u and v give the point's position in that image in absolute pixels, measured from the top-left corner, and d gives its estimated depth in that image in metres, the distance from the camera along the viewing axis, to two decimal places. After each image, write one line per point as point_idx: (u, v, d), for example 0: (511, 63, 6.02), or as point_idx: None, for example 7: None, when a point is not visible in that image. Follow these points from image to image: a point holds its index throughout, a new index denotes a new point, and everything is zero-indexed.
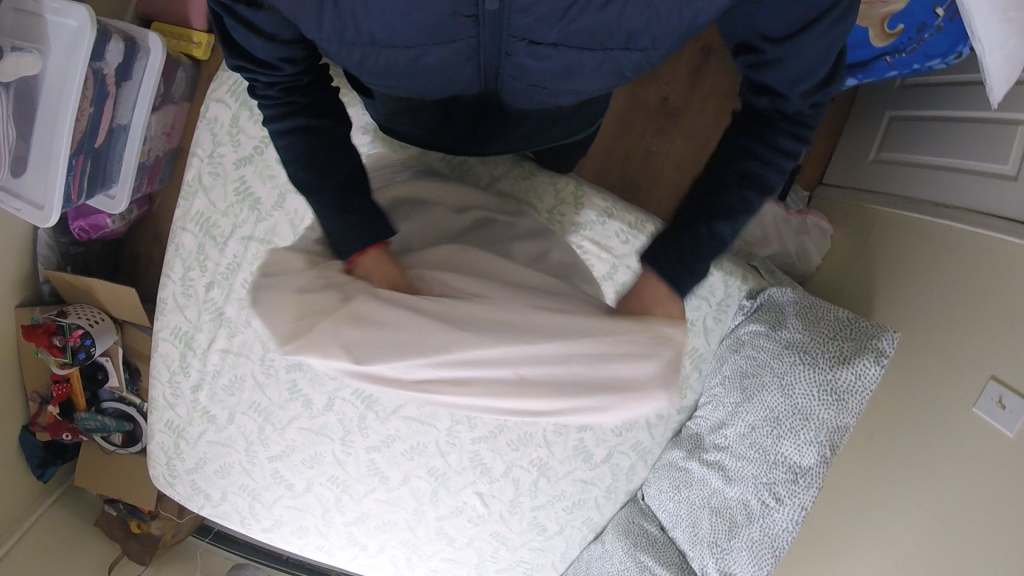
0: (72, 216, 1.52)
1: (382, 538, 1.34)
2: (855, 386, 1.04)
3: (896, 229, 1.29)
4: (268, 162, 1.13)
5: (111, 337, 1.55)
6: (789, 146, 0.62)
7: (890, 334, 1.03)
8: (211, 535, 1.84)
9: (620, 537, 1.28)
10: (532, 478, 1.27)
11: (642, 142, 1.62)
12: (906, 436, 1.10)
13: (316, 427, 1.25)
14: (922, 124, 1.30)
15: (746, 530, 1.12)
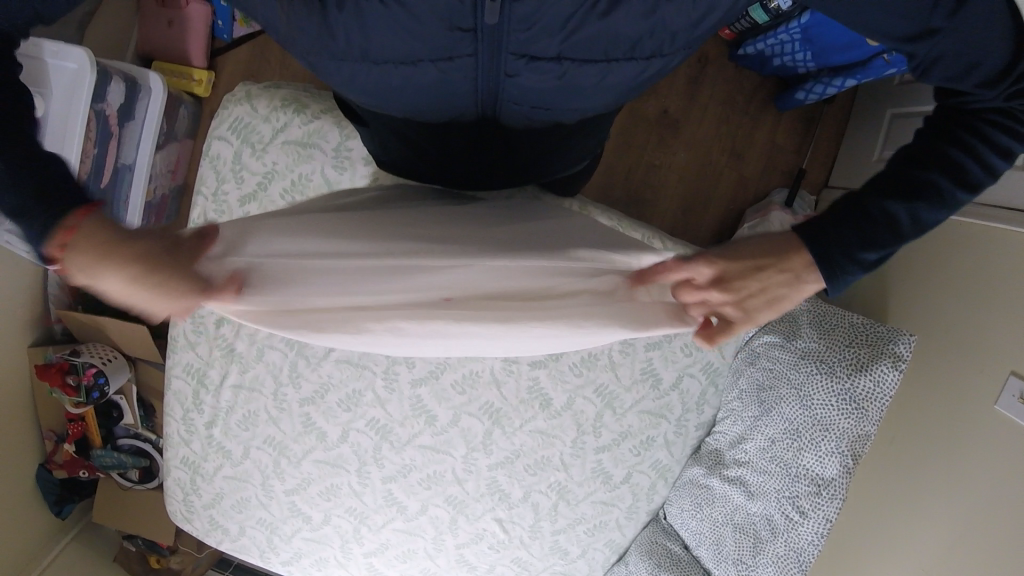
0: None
1: (403, 568, 1.33)
2: (874, 393, 1.02)
3: None
4: (272, 197, 1.12)
5: (124, 375, 1.55)
6: (994, 140, 0.54)
7: (906, 338, 1.01)
8: (232, 568, 1.83)
9: (644, 557, 1.26)
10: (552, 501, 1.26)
11: (645, 153, 1.61)
12: (932, 441, 1.08)
13: (331, 459, 1.24)
14: (915, 122, 1.29)
15: (771, 545, 1.10)
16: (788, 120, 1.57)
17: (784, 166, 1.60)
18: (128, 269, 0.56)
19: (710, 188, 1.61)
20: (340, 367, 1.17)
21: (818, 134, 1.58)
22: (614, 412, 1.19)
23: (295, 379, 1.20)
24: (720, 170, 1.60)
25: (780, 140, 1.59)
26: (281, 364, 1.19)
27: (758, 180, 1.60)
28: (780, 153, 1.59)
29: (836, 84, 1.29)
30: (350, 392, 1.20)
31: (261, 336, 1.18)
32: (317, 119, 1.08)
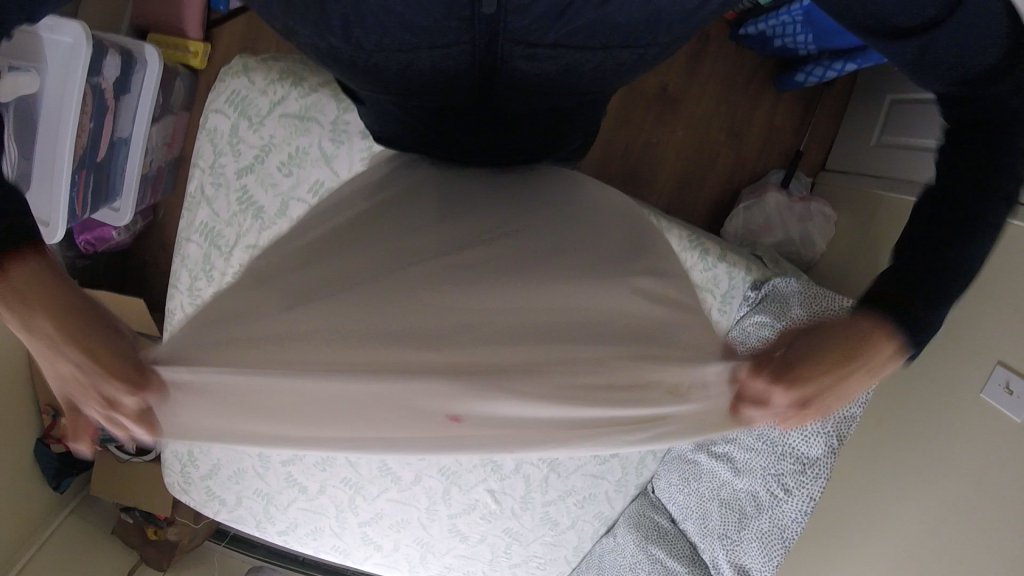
0: (76, 230, 1.48)
1: (396, 538, 1.38)
2: None
3: (893, 213, 1.32)
4: (269, 170, 1.12)
5: None
6: (1005, 162, 0.50)
7: None
8: (228, 538, 1.85)
9: (632, 530, 1.30)
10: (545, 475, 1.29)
11: (643, 134, 1.61)
12: (913, 427, 1.10)
13: None
14: (914, 107, 1.31)
15: (756, 521, 1.12)
16: (785, 104, 1.58)
17: (780, 149, 1.62)
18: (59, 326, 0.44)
19: (705, 171, 1.62)
20: None
21: (815, 118, 1.60)
22: None
23: None
24: (716, 152, 1.61)
25: (778, 123, 1.60)
26: None
27: (754, 163, 1.62)
28: (776, 136, 1.61)
29: (836, 67, 1.32)
30: None
31: None
32: (315, 92, 1.09)
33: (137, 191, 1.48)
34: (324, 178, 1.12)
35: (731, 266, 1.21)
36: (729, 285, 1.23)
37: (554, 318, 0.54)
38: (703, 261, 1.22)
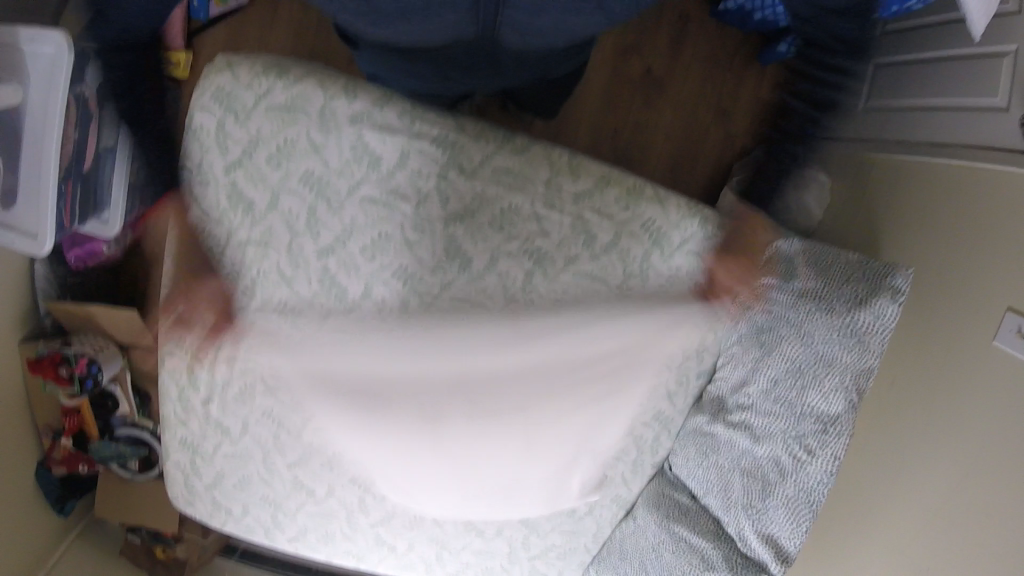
0: (65, 246, 1.46)
1: (410, 536, 1.34)
2: (875, 326, 1.02)
3: (890, 172, 1.31)
4: (258, 164, 1.08)
5: (119, 363, 1.49)
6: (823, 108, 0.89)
7: (904, 271, 1.00)
8: (238, 554, 1.71)
9: (651, 510, 1.26)
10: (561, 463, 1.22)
11: (634, 112, 1.58)
12: (922, 387, 1.10)
13: (331, 431, 1.23)
14: (905, 68, 1.35)
15: (781, 487, 1.10)
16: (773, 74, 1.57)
17: (771, 119, 1.60)
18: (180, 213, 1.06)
19: (698, 145, 1.59)
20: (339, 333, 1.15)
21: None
22: None
23: (291, 349, 1.17)
24: (708, 127, 1.59)
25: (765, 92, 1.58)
26: (277, 335, 1.16)
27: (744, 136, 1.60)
28: (766, 107, 1.59)
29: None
30: None
31: (254, 308, 1.14)
32: (300, 82, 1.05)
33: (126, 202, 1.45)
34: (315, 168, 1.07)
35: (731, 234, 1.17)
36: None
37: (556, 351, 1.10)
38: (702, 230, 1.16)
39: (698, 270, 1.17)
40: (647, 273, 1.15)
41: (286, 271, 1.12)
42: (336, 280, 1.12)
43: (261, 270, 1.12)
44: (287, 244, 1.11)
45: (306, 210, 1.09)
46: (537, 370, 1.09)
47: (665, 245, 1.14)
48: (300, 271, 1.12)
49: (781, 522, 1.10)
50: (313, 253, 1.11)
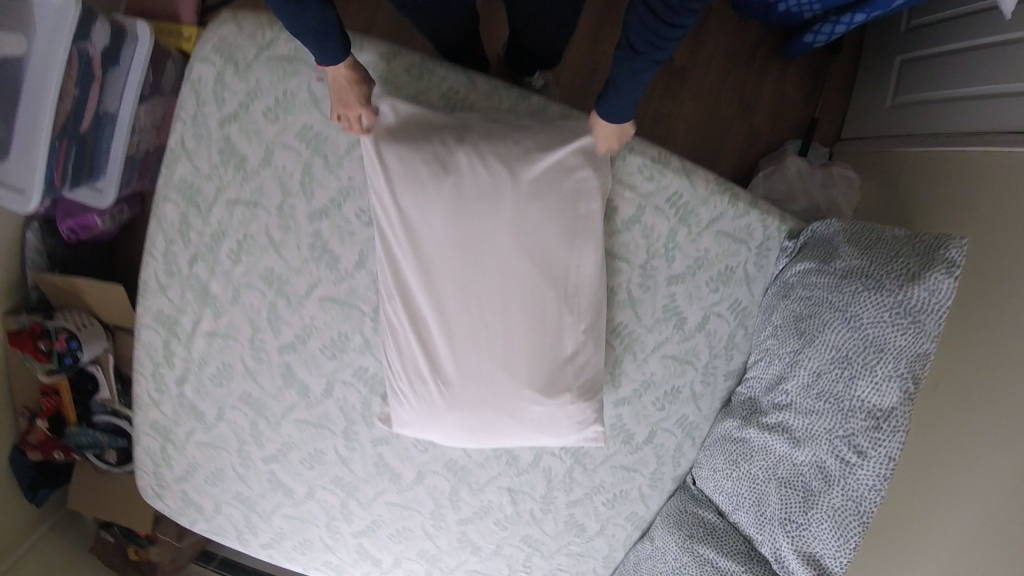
0: (58, 215, 1.37)
1: (398, 550, 1.18)
2: (930, 304, 0.87)
3: (919, 165, 1.21)
4: (254, 117, 1.01)
5: (101, 343, 1.37)
6: None
7: (959, 241, 0.86)
8: (215, 563, 1.59)
9: (672, 529, 1.11)
10: (577, 419, 0.99)
11: (652, 105, 1.49)
12: (973, 385, 0.95)
13: (314, 419, 1.10)
14: (932, 62, 1.26)
15: (825, 496, 0.93)
16: (793, 72, 1.48)
17: (793, 119, 1.50)
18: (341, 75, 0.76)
19: (720, 144, 1.49)
20: (327, 305, 1.03)
21: (825, 87, 1.50)
22: (635, 357, 1.08)
23: (274, 323, 1.06)
24: (728, 122, 1.48)
25: (789, 89, 1.50)
26: (260, 306, 1.05)
27: (770, 133, 1.50)
28: (787, 106, 1.50)
29: (845, 20, 1.20)
30: (335, 336, 1.05)
31: (238, 274, 1.05)
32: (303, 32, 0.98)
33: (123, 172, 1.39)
34: (314, 122, 0.99)
35: (764, 216, 1.06)
36: (763, 240, 1.07)
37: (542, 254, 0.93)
38: (733, 209, 1.04)
39: (727, 253, 1.05)
40: (672, 253, 1.03)
41: (274, 234, 1.02)
42: (328, 247, 1.01)
43: (248, 233, 1.03)
44: (277, 204, 1.01)
45: (301, 167, 1.00)
46: (514, 271, 0.93)
47: (693, 221, 1.03)
48: (290, 235, 1.02)
49: (824, 530, 0.93)
50: (304, 214, 1.01)
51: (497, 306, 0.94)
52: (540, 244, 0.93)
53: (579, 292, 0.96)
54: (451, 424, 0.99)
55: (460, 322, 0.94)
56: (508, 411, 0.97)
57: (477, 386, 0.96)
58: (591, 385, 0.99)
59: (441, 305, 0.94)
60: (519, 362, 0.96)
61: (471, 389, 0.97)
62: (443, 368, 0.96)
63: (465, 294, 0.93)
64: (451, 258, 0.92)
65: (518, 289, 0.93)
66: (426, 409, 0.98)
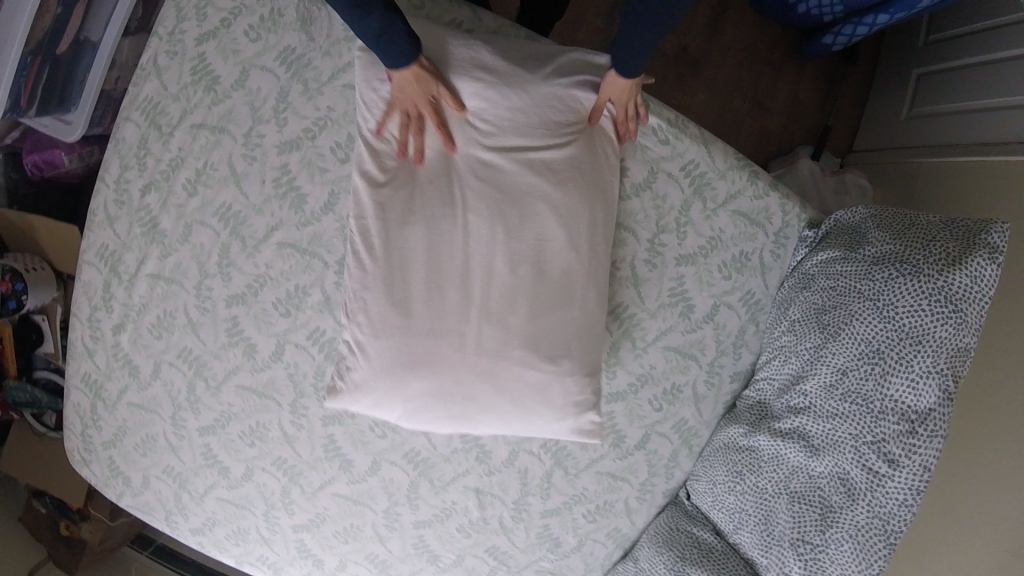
0: (26, 148, 1.13)
1: (343, 552, 1.01)
2: (973, 292, 0.79)
3: (940, 177, 1.09)
4: (234, 35, 0.89)
5: (49, 292, 1.14)
6: None
7: (1002, 226, 0.80)
8: (152, 548, 1.33)
9: (662, 549, 0.96)
10: (577, 398, 0.85)
11: (661, 94, 1.36)
12: (1002, 395, 0.85)
13: (259, 386, 0.95)
14: (951, 75, 1.15)
15: (849, 512, 0.83)
16: (809, 75, 1.37)
17: (805, 125, 1.39)
18: (411, 85, 0.76)
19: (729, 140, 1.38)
20: (286, 251, 0.91)
21: (840, 94, 1.40)
22: (633, 345, 0.96)
23: (225, 270, 0.93)
24: (740, 121, 1.38)
25: (804, 93, 1.38)
26: (212, 247, 0.93)
27: (782, 136, 1.39)
28: (801, 111, 1.39)
29: (866, 21, 1.09)
30: (291, 290, 0.91)
31: (192, 209, 0.93)
32: None
33: (100, 108, 1.12)
34: (297, 44, 0.88)
35: (784, 202, 0.95)
36: (779, 228, 0.96)
37: (544, 212, 0.82)
38: (751, 188, 0.94)
39: (742, 236, 0.95)
40: (684, 228, 0.93)
41: (237, 165, 0.91)
42: (295, 183, 0.90)
43: (209, 161, 0.92)
44: (245, 131, 0.90)
45: (277, 92, 0.89)
46: (513, 229, 0.82)
47: (707, 195, 0.92)
48: (254, 168, 0.91)
49: (846, 548, 0.83)
50: (274, 144, 0.90)
51: (490, 267, 0.82)
52: (550, 185, 0.82)
53: (593, 246, 0.85)
54: (420, 392, 0.84)
55: (442, 282, 0.82)
56: (494, 377, 0.83)
57: (451, 347, 0.82)
58: (592, 357, 0.86)
59: (419, 261, 0.82)
60: (507, 328, 0.83)
61: (450, 362, 0.83)
62: (415, 321, 0.82)
63: (449, 251, 0.82)
64: (444, 192, 0.82)
65: (521, 231, 0.82)
66: (390, 370, 0.83)
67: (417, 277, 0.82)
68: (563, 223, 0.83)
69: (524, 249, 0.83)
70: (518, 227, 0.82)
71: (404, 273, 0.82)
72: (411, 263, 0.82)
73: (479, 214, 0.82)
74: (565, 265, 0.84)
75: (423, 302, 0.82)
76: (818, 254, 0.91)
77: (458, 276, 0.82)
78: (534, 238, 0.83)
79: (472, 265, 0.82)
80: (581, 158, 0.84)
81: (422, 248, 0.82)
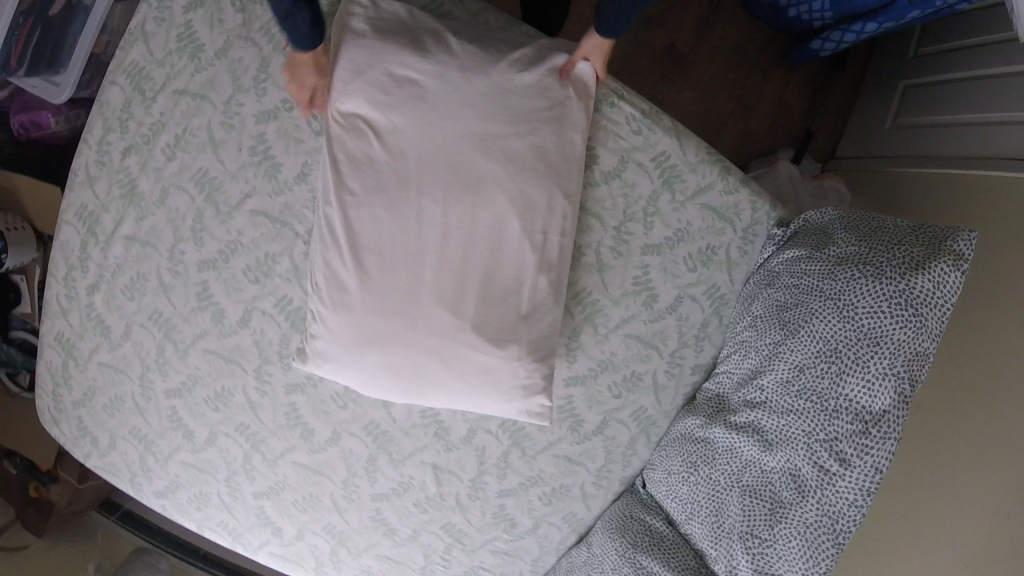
0: (13, 108, 1.14)
1: (301, 521, 1.03)
2: (935, 296, 0.79)
3: (918, 190, 1.09)
4: (220, 4, 0.91)
5: (29, 253, 1.15)
6: None
7: (968, 234, 0.79)
8: (118, 513, 1.34)
9: (614, 535, 0.97)
10: (523, 382, 0.87)
11: (647, 89, 1.38)
12: (961, 404, 0.85)
13: (226, 351, 0.96)
14: (934, 89, 1.14)
15: (798, 509, 0.84)
16: (795, 79, 1.39)
17: (788, 129, 1.41)
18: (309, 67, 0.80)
19: (713, 140, 1.39)
20: (258, 219, 0.92)
21: (826, 101, 1.41)
22: (595, 331, 0.97)
23: (198, 235, 0.94)
24: (725, 121, 1.39)
25: (789, 97, 1.39)
26: (187, 212, 0.94)
27: (765, 138, 1.40)
28: (786, 114, 1.40)
29: (855, 29, 1.09)
30: (261, 259, 0.93)
31: (170, 173, 0.94)
32: None
33: (90, 73, 1.14)
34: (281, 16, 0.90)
35: (756, 198, 0.95)
36: (750, 224, 0.97)
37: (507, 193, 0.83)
38: (722, 182, 0.94)
39: (710, 230, 0.96)
40: (652, 218, 0.94)
41: (216, 133, 0.92)
42: (270, 154, 0.91)
43: (189, 127, 0.93)
44: (226, 99, 0.92)
45: (258, 62, 0.91)
46: (475, 208, 0.82)
47: (677, 187, 0.93)
48: (232, 136, 0.92)
49: (792, 545, 0.83)
50: (253, 113, 0.91)
51: (451, 245, 0.83)
52: (512, 166, 0.83)
53: (547, 232, 0.85)
54: (375, 364, 0.86)
55: (404, 256, 0.83)
56: (445, 356, 0.85)
57: (404, 324, 0.84)
58: (543, 342, 0.87)
59: (382, 234, 0.83)
60: (465, 306, 0.84)
61: (408, 336, 0.85)
62: (371, 297, 0.84)
63: (413, 226, 0.83)
64: (402, 170, 0.82)
65: (478, 213, 0.83)
66: (351, 341, 0.85)
67: (380, 250, 0.83)
68: (530, 207, 0.84)
69: (486, 230, 0.83)
70: (482, 207, 0.83)
71: (366, 245, 0.83)
72: (374, 235, 0.83)
73: (440, 191, 0.82)
74: (525, 248, 0.84)
75: (384, 275, 0.83)
76: (786, 252, 0.91)
77: (420, 251, 0.83)
78: (497, 219, 0.83)
79: (434, 242, 0.83)
80: (548, 140, 0.84)
81: (386, 220, 0.83)
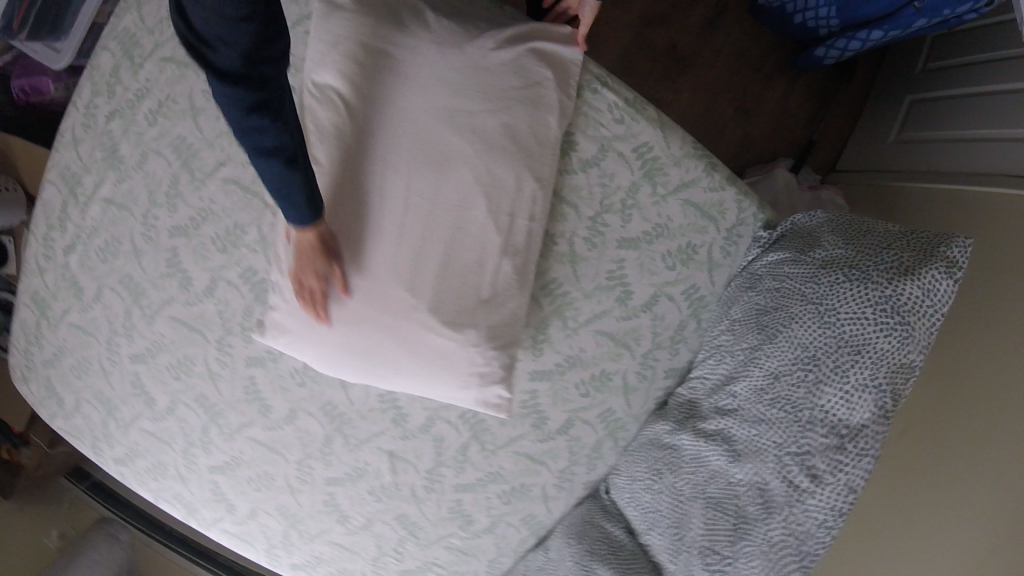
0: (15, 73, 1.17)
1: (255, 499, 1.01)
2: (924, 305, 0.73)
3: (916, 207, 1.03)
4: None
5: (17, 213, 1.17)
6: None
7: (963, 240, 0.74)
8: (87, 483, 1.35)
9: (572, 541, 0.93)
10: (480, 369, 0.84)
11: (648, 89, 1.34)
12: (947, 426, 0.79)
13: (190, 319, 0.96)
14: (940, 104, 1.09)
15: (763, 526, 0.78)
16: (803, 86, 1.34)
17: (793, 137, 1.36)
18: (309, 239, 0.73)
19: (715, 145, 1.35)
20: (229, 187, 0.92)
21: (833, 110, 1.35)
22: (564, 324, 0.93)
23: (172, 200, 0.94)
24: (728, 126, 1.35)
25: (795, 104, 1.34)
26: (163, 177, 0.94)
27: (768, 146, 1.35)
28: (791, 122, 1.35)
29: (861, 36, 1.04)
30: (230, 228, 0.92)
31: (150, 138, 0.95)
32: None
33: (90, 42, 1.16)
34: None
35: (743, 197, 0.91)
36: (734, 224, 0.92)
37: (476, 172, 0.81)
38: (709, 178, 0.90)
39: (692, 227, 0.91)
40: (629, 211, 0.90)
41: (196, 100, 0.92)
42: None
43: (171, 94, 0.93)
44: None
45: None
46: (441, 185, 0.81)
47: (659, 180, 0.90)
48: (211, 104, 0.92)
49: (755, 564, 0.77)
50: None
51: (413, 222, 0.81)
52: (482, 146, 0.81)
53: (514, 215, 0.83)
54: (331, 340, 0.84)
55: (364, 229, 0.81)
56: (402, 335, 0.83)
57: (361, 300, 0.82)
58: (504, 330, 0.84)
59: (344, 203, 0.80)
60: (424, 285, 0.82)
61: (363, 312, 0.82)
62: None
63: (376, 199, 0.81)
64: (369, 142, 0.80)
65: (444, 191, 0.81)
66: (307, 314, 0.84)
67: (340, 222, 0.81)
68: (497, 191, 0.82)
69: (451, 208, 0.81)
70: (449, 184, 0.81)
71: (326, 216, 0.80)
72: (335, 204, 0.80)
73: (406, 167, 0.80)
74: (490, 231, 0.82)
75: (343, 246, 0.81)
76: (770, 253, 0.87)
77: (381, 226, 0.81)
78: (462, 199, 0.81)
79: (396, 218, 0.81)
80: (524, 122, 0.82)
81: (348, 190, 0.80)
